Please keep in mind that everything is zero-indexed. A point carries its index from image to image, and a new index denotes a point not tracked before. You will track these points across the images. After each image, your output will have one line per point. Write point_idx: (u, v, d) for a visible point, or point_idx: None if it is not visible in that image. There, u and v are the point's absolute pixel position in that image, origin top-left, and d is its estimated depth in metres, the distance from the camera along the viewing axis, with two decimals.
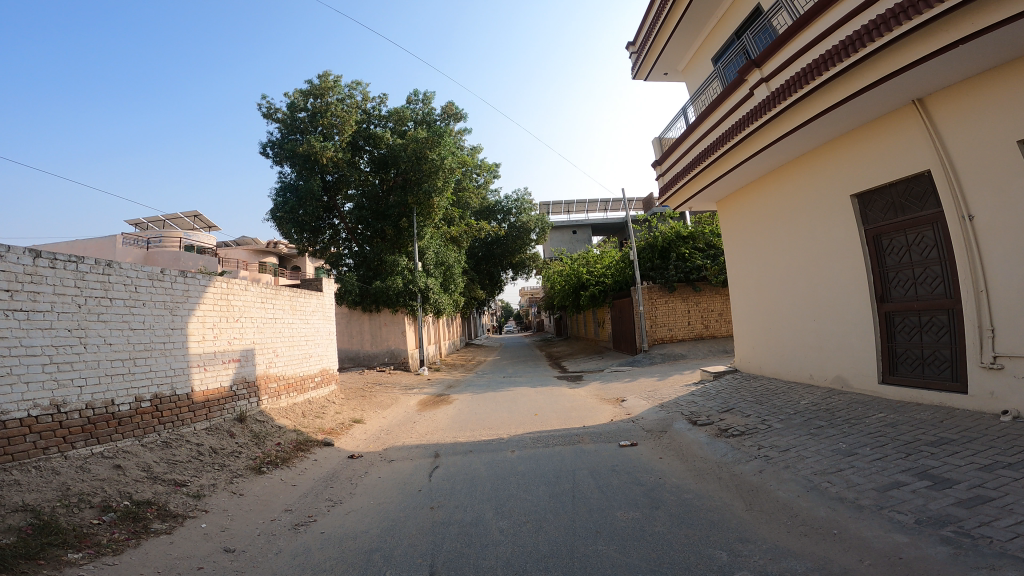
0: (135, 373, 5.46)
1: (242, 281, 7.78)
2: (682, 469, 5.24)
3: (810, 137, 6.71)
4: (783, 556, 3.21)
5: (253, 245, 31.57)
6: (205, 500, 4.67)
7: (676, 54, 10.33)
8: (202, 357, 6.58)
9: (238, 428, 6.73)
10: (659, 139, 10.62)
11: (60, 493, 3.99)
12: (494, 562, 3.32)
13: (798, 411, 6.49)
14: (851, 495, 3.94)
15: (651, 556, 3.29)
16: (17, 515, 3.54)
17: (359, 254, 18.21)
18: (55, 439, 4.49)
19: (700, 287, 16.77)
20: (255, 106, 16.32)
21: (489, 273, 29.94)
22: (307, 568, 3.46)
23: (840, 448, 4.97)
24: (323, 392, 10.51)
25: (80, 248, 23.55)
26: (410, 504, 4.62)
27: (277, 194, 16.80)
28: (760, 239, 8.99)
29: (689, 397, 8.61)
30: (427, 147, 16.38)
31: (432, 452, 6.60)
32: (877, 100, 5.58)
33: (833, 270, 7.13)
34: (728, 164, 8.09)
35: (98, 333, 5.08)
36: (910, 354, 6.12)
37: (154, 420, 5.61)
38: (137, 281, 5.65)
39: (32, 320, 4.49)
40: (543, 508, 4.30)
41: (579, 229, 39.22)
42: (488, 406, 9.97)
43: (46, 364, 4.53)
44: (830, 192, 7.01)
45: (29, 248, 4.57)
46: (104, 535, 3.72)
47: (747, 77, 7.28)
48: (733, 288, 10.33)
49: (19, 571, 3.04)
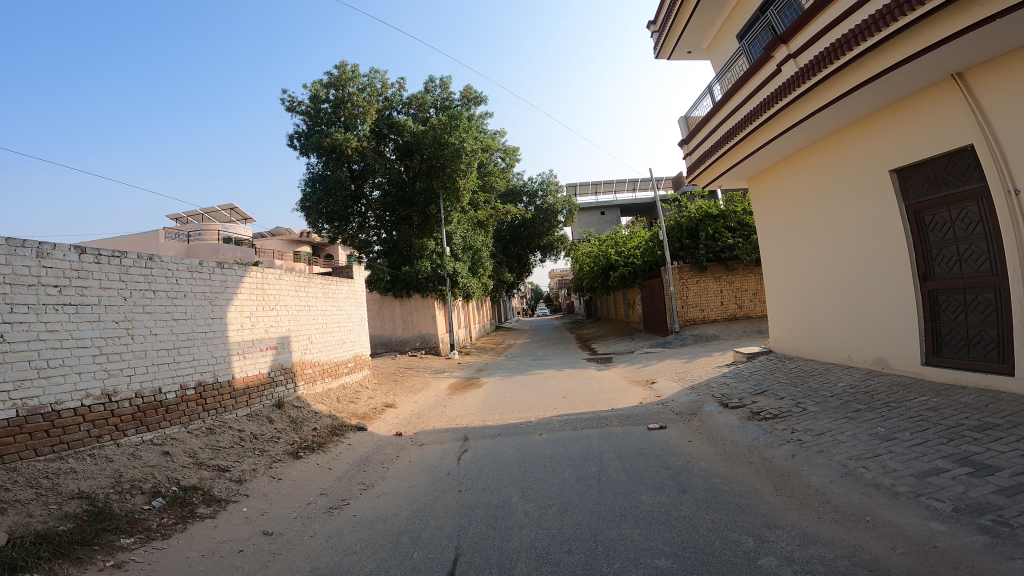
0: (180, 362, 5.77)
1: (276, 271, 8.02)
2: (711, 453, 5.20)
3: (843, 112, 6.43)
4: (811, 543, 3.19)
5: (287, 236, 32.50)
6: (246, 485, 4.93)
7: (698, 33, 10.00)
8: (241, 345, 6.87)
9: (277, 414, 7.01)
10: (686, 118, 10.32)
11: (114, 480, 4.27)
12: (519, 545, 3.41)
13: (835, 394, 6.35)
14: (888, 481, 3.86)
15: (676, 541, 3.31)
16: (74, 502, 3.82)
17: (388, 241, 18.41)
18: (108, 427, 4.77)
19: (733, 266, 16.37)
20: (279, 99, 16.62)
21: (517, 256, 29.77)
22: (341, 550, 3.64)
23: (879, 432, 4.85)
24: (357, 376, 10.83)
25: (125, 243, 24.72)
26: (438, 487, 4.76)
27: (306, 186, 17.19)
28: (794, 218, 8.68)
29: (721, 379, 8.53)
30: (448, 132, 16.28)
31: (462, 435, 6.74)
32: (913, 73, 5.29)
33: (873, 248, 6.85)
34: (758, 143, 7.82)
35: (144, 325, 5.38)
36: (954, 334, 5.88)
37: (198, 407, 5.91)
38: (178, 273, 5.91)
39: (81, 314, 4.74)
40: (569, 491, 4.37)
41: (607, 210, 38.74)
42: (516, 389, 10.08)
43: (96, 356, 4.80)
44: (867, 169, 6.73)
45: (75, 245, 4.82)
46: (154, 520, 3.97)
47: (774, 54, 6.96)
48: (767, 268, 10.02)
49: (74, 557, 3.28)
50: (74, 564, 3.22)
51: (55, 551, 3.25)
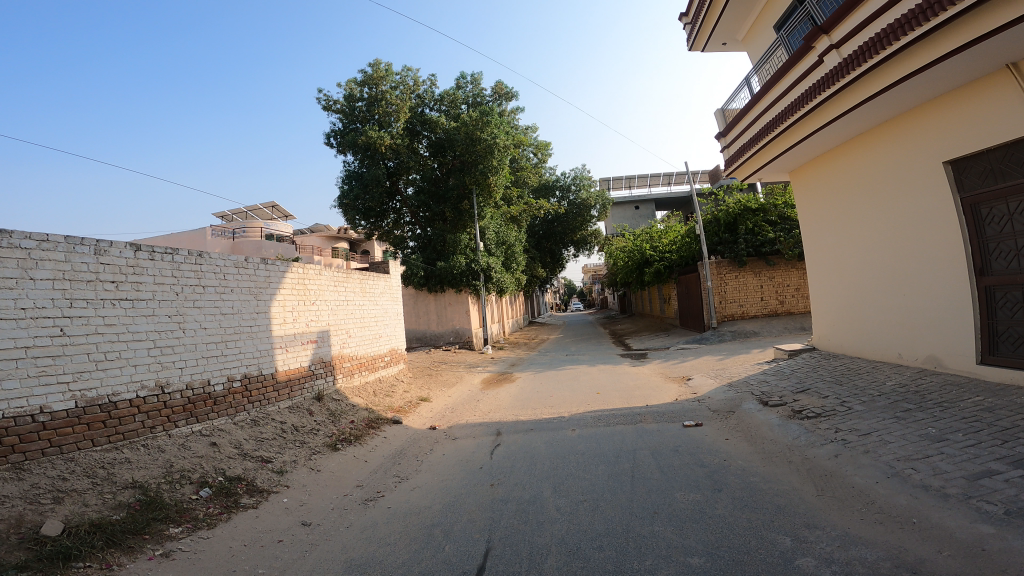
0: (228, 355, 6.05)
1: (317, 266, 8.28)
2: (748, 452, 5.11)
3: (892, 103, 6.16)
4: (853, 544, 3.11)
5: (326, 233, 33.33)
6: (287, 476, 5.14)
7: (733, 24, 9.73)
8: (284, 339, 7.13)
9: (317, 406, 7.26)
10: (722, 110, 10.06)
11: (165, 470, 4.52)
12: (549, 540, 3.45)
13: (883, 393, 6.12)
14: (937, 483, 3.72)
15: (710, 539, 3.29)
16: (127, 491, 4.07)
17: (423, 236, 18.68)
18: (160, 418, 5.06)
19: (774, 261, 15.90)
20: (316, 99, 17.05)
21: (551, 251, 29.61)
22: (375, 541, 3.76)
23: (929, 433, 4.66)
24: (393, 370, 11.06)
25: (175, 241, 25.90)
26: (471, 481, 4.85)
27: (343, 183, 17.57)
28: (840, 212, 8.36)
29: (761, 376, 8.32)
30: (480, 129, 16.36)
31: (495, 429, 6.83)
32: (966, 63, 5.04)
33: (924, 244, 6.56)
34: (800, 135, 7.57)
35: (195, 319, 5.66)
36: (1011, 333, 5.57)
37: (244, 399, 6.18)
38: (225, 269, 6.18)
39: (137, 308, 5.02)
40: (601, 487, 4.38)
41: (642, 205, 38.17)
42: (549, 384, 10.11)
43: (150, 349, 5.09)
44: (918, 162, 6.43)
45: (130, 243, 5.08)
46: (200, 510, 4.20)
47: (816, 44, 6.69)
48: (811, 263, 9.68)
49: (126, 546, 3.50)
50: (127, 552, 3.44)
51: (109, 540, 3.48)
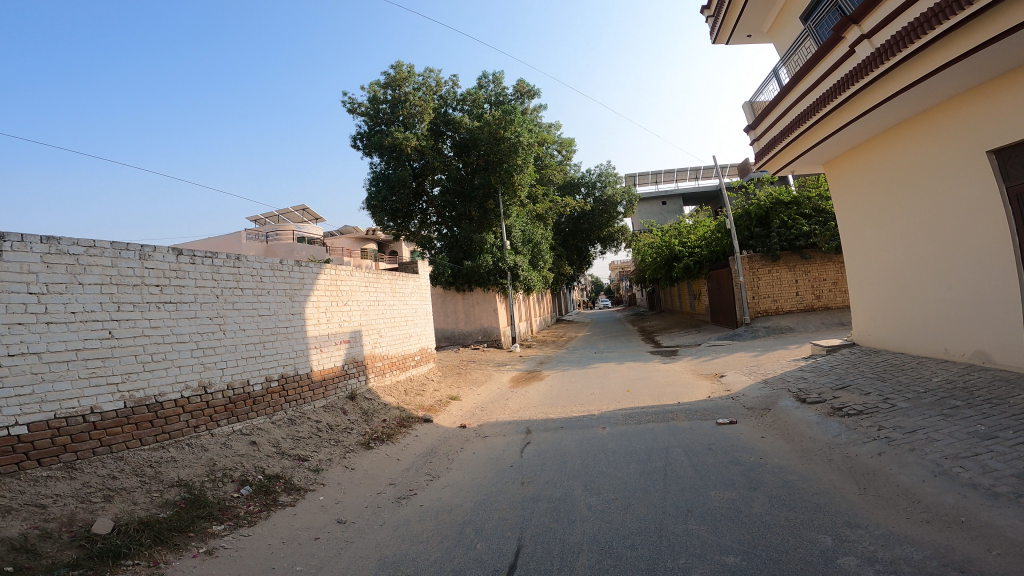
0: (266, 355, 6.23)
1: (348, 268, 8.45)
2: (786, 450, 5.00)
3: (930, 92, 5.93)
4: (898, 543, 3.01)
5: (355, 235, 33.92)
6: (323, 474, 5.28)
7: (758, 16, 9.50)
8: (318, 339, 7.30)
9: (350, 405, 7.41)
10: (750, 102, 9.83)
11: (208, 468, 4.69)
12: (581, 538, 3.45)
13: (929, 389, 5.89)
14: (987, 482, 3.57)
15: (746, 538, 3.23)
16: (173, 489, 4.25)
17: (449, 236, 18.82)
18: (203, 417, 5.26)
19: (809, 255, 15.51)
20: (341, 103, 17.36)
21: (578, 248, 29.45)
22: (408, 538, 3.83)
23: (978, 431, 4.47)
24: (423, 369, 11.18)
25: (211, 245, 26.75)
26: (502, 479, 4.89)
27: (370, 185, 17.86)
28: (878, 205, 8.10)
29: (799, 373, 8.10)
30: (504, 127, 16.39)
31: (524, 428, 6.85)
32: (1009, 48, 4.83)
33: (968, 236, 6.30)
34: (833, 127, 7.35)
35: (234, 321, 5.86)
36: None
37: (281, 399, 6.36)
38: (262, 272, 6.38)
39: (180, 311, 5.23)
40: (633, 485, 4.36)
41: (669, 200, 37.61)
42: (578, 382, 10.08)
43: (193, 350, 5.29)
44: (960, 151, 6.18)
45: (172, 247, 5.29)
46: (241, 508, 4.34)
47: (845, 34, 6.42)
48: (849, 257, 9.38)
49: (172, 544, 3.66)
50: (173, 549, 3.59)
51: (155, 538, 3.63)
